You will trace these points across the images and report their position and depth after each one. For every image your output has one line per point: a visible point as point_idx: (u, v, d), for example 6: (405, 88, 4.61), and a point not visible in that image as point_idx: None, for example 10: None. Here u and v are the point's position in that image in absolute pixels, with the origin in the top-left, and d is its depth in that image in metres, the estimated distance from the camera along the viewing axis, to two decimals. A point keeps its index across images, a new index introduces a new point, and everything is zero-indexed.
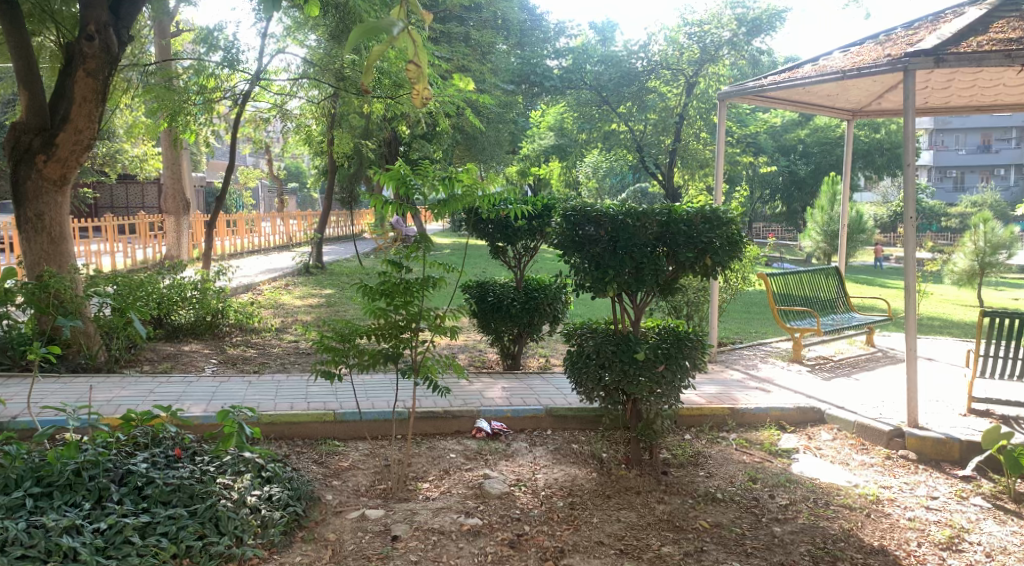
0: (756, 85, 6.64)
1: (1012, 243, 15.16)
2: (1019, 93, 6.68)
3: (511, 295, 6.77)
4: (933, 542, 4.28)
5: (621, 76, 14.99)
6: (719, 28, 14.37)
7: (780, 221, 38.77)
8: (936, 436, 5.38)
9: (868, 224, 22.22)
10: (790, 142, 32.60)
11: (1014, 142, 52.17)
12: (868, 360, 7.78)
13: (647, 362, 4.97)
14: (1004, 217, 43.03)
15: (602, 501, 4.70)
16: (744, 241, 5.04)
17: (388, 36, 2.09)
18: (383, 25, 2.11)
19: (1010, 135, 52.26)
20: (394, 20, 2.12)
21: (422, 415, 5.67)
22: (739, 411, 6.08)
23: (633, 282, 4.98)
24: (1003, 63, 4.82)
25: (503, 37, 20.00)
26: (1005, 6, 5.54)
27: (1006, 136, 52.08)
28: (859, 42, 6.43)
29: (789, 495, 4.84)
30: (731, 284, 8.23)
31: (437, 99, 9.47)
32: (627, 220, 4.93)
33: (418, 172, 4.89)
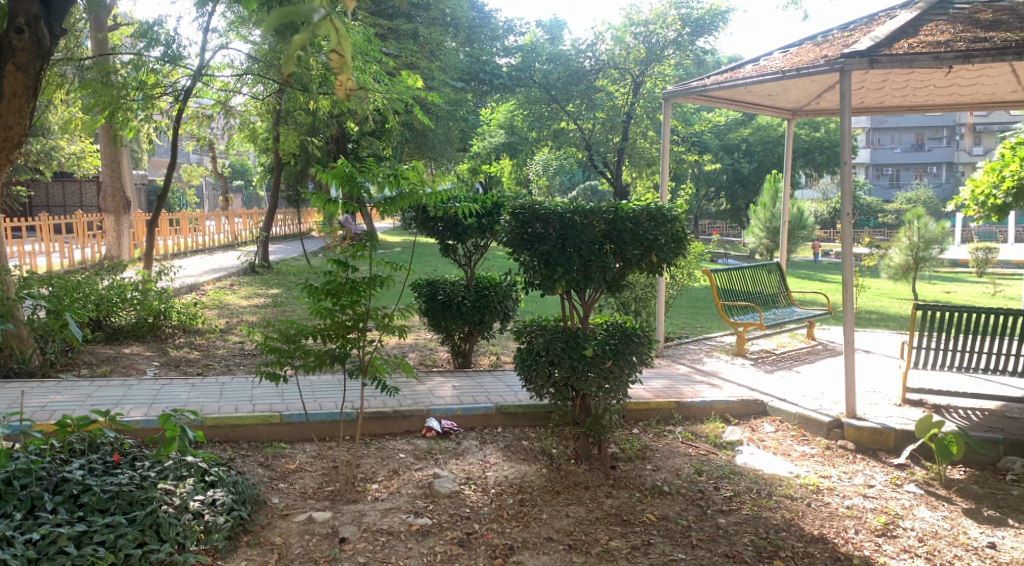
0: (700, 85, 6.74)
1: (944, 238, 15.71)
2: (949, 93, 6.93)
3: (461, 293, 6.75)
4: (870, 528, 4.42)
5: (569, 75, 15.31)
6: (664, 27, 14.42)
7: (725, 218, 39.52)
8: (872, 426, 5.55)
9: (808, 220, 22.78)
10: (733, 141, 33.23)
11: (946, 141, 54.26)
12: (809, 353, 7.99)
13: (595, 358, 5.02)
14: (937, 213, 44.62)
15: (552, 497, 4.73)
16: (688, 238, 5.15)
17: (309, 21, 2.36)
18: (304, 12, 2.37)
19: (942, 134, 54.30)
20: (315, 8, 2.38)
21: (371, 415, 5.63)
22: (686, 405, 6.18)
23: (582, 279, 5.01)
24: (932, 65, 5.01)
25: (452, 34, 19.94)
26: (935, 10, 5.75)
27: (938, 135, 54.21)
28: (798, 43, 6.58)
29: (733, 486, 4.95)
30: (678, 280, 8.37)
31: (383, 96, 9.39)
32: (575, 218, 4.96)
33: (364, 170, 4.85)
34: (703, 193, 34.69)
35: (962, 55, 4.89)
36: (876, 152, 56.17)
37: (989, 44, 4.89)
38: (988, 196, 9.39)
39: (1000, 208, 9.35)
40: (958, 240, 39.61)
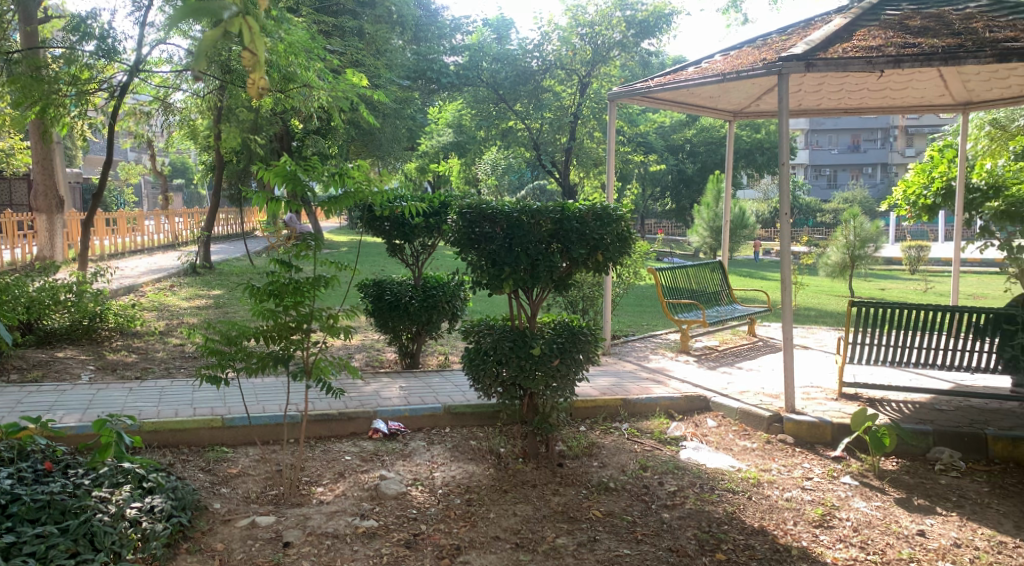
0: (644, 87, 6.83)
1: (878, 237, 16.23)
2: (881, 97, 7.17)
3: (409, 293, 6.71)
4: (807, 520, 4.55)
5: (517, 75, 15.25)
6: (609, 28, 14.52)
7: (671, 218, 40.19)
8: (810, 420, 5.71)
9: (750, 220, 23.32)
10: (677, 142, 33.85)
11: (880, 142, 56.15)
12: (750, 349, 8.18)
13: (542, 356, 5.04)
14: (873, 213, 46.10)
15: (499, 496, 4.75)
16: (634, 238, 5.21)
17: (220, 18, 2.55)
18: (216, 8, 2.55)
19: (877, 136, 56.15)
20: (227, 5, 2.56)
21: (316, 418, 5.56)
22: (631, 401, 6.26)
23: (529, 278, 5.02)
24: (865, 70, 5.17)
25: (399, 32, 19.82)
26: (867, 16, 5.94)
27: (873, 136, 56.14)
28: (739, 45, 6.71)
29: (677, 481, 5.04)
30: (624, 279, 8.47)
31: (327, 94, 9.29)
32: (522, 217, 4.98)
33: (307, 168, 4.77)
34: (648, 194, 35.24)
35: (892, 60, 5.06)
36: (815, 153, 57.71)
37: (918, 50, 5.07)
38: (919, 197, 9.73)
39: (930, 208, 9.68)
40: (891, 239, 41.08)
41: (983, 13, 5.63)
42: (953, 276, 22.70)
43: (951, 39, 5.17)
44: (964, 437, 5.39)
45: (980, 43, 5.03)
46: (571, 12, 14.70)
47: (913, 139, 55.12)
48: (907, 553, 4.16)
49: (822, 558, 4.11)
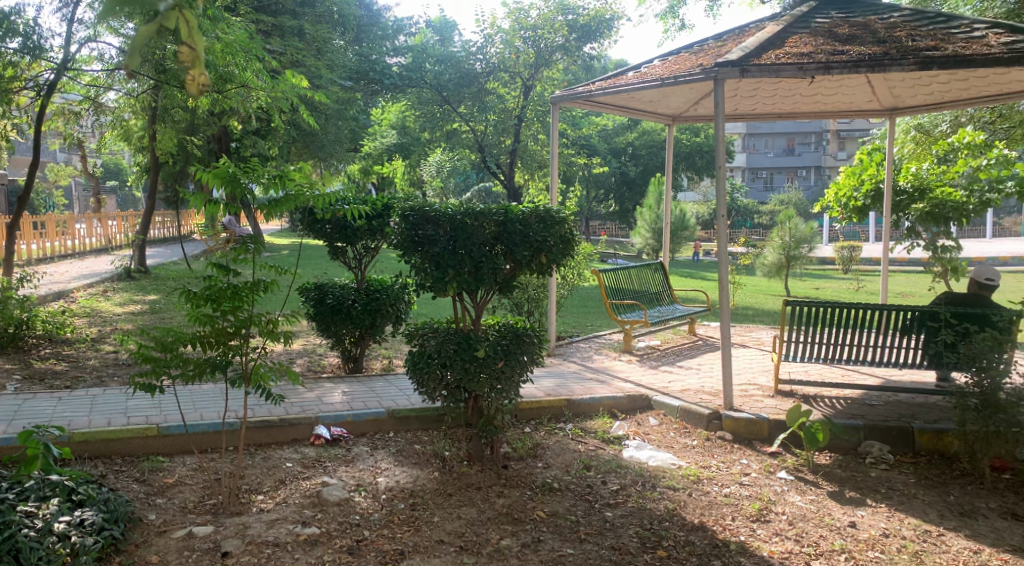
0: (586, 90, 6.89)
1: (812, 238, 16.70)
2: (813, 102, 7.40)
3: (352, 296, 6.63)
4: (745, 515, 4.66)
5: (461, 77, 15.35)
6: (552, 32, 14.58)
7: (614, 219, 40.72)
8: (748, 417, 5.85)
9: (691, 222, 23.80)
10: (620, 145, 34.45)
11: (814, 146, 57.90)
12: (691, 348, 8.34)
13: (486, 359, 5.05)
14: (808, 214, 47.53)
15: (443, 499, 4.73)
16: (577, 240, 5.25)
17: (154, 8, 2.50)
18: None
19: (811, 139, 57.91)
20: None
21: (255, 425, 5.46)
22: (575, 402, 6.31)
23: (472, 281, 5.02)
24: (797, 76, 5.32)
25: (339, 32, 19.63)
26: (798, 24, 6.12)
27: (807, 140, 57.91)
28: (677, 51, 6.84)
29: (619, 479, 5.10)
30: (568, 280, 8.54)
31: (265, 96, 9.16)
32: (465, 220, 4.98)
33: (246, 170, 4.68)
34: (592, 196, 35.62)
35: (822, 67, 5.23)
36: (753, 156, 59.14)
37: (846, 57, 5.25)
38: (849, 199, 10.02)
39: (860, 209, 9.99)
40: (824, 239, 42.50)
41: (906, 22, 5.86)
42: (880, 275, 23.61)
43: (877, 47, 5.37)
44: (892, 430, 5.59)
45: (904, 51, 5.23)
46: (514, 15, 14.71)
47: (844, 143, 57.09)
48: (839, 544, 4.29)
49: (759, 551, 4.21)
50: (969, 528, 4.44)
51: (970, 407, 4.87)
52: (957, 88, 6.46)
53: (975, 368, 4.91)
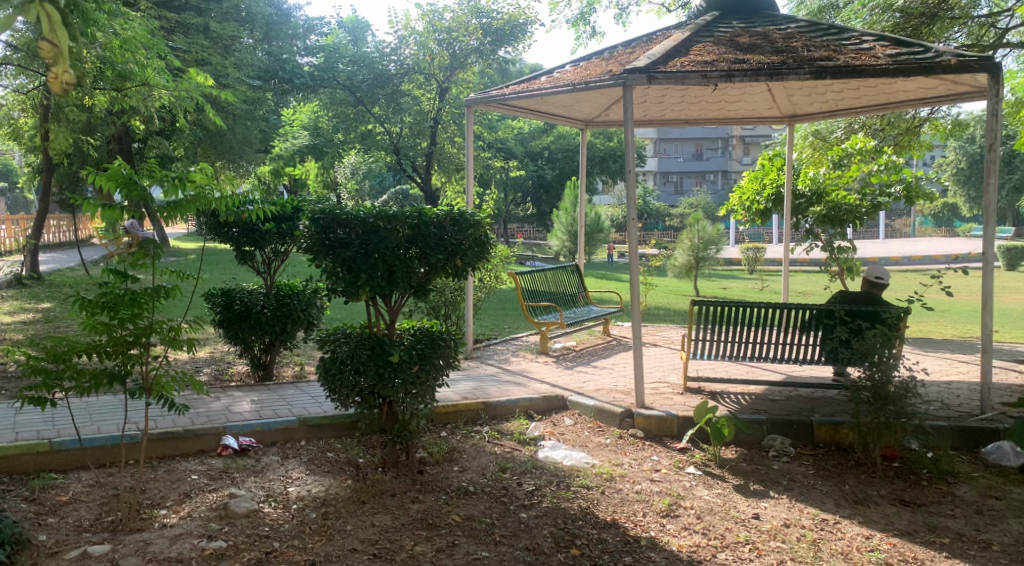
0: (499, 94, 6.94)
1: (720, 239, 17.26)
2: (718, 108, 7.66)
3: (261, 302, 6.46)
4: (655, 510, 4.77)
5: (373, 77, 15.28)
6: (466, 35, 14.61)
7: (531, 221, 41.12)
8: (658, 415, 5.99)
9: (605, 224, 24.28)
10: (536, 148, 34.90)
11: (722, 151, 60.00)
12: (605, 349, 8.50)
13: (401, 364, 5.00)
14: (716, 217, 49.19)
15: (357, 507, 4.66)
16: (491, 242, 5.27)
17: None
18: None
19: (717, 145, 59.97)
20: None
21: (158, 437, 5.24)
22: (491, 405, 6.32)
23: (386, 285, 4.96)
24: (701, 83, 5.49)
25: (248, 30, 19.15)
26: (702, 32, 6.32)
27: (715, 145, 59.99)
28: (588, 57, 6.96)
29: (535, 480, 5.14)
30: (485, 283, 8.56)
31: (167, 95, 8.84)
32: (378, 223, 4.91)
33: (144, 172, 4.45)
34: (508, 199, 35.86)
35: (724, 75, 5.41)
36: (664, 161, 60.66)
37: (746, 66, 5.46)
38: (753, 203, 10.43)
39: (763, 212, 10.41)
40: (730, 241, 44.20)
41: (802, 33, 6.13)
42: (781, 275, 24.70)
43: (775, 57, 5.60)
44: (793, 424, 5.83)
45: (800, 61, 5.47)
46: (428, 18, 14.63)
47: (749, 149, 59.48)
48: (744, 535, 4.44)
49: (668, 546, 4.32)
50: (862, 515, 4.67)
51: (863, 400, 5.12)
52: (849, 97, 6.81)
53: (867, 363, 5.18)
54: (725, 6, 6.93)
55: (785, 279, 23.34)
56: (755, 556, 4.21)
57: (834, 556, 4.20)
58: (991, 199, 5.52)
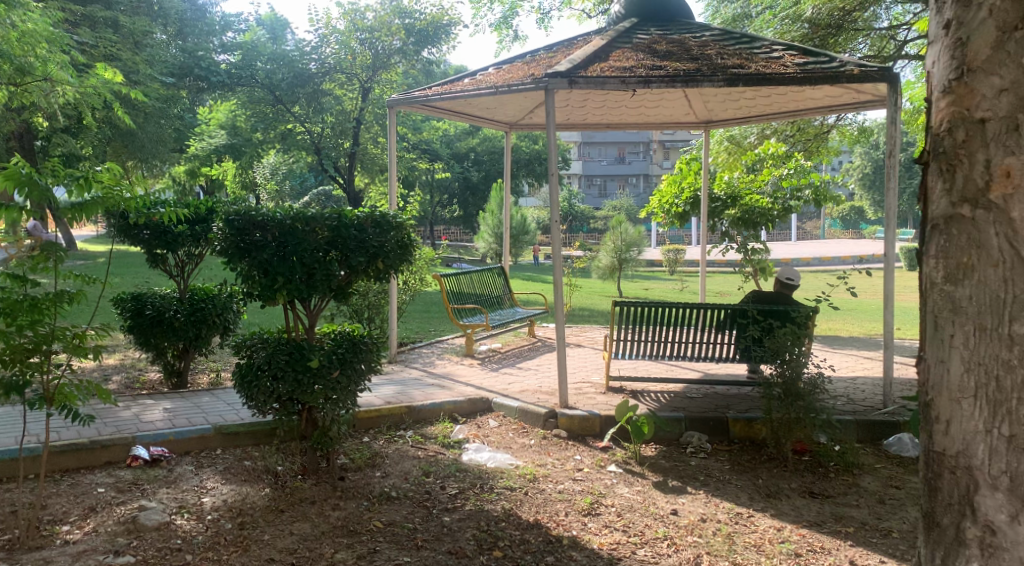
0: (422, 96, 6.89)
1: (642, 241, 17.61)
2: (639, 113, 7.81)
3: (174, 306, 6.25)
4: (577, 509, 4.82)
5: (293, 77, 14.89)
6: (389, 36, 14.65)
7: (456, 223, 41.11)
8: (581, 415, 6.07)
9: (530, 226, 24.49)
10: (461, 150, 34.88)
11: (643, 155, 61.38)
12: (530, 350, 8.55)
13: (320, 369, 4.90)
14: (638, 219, 50.22)
15: (275, 516, 4.54)
16: (414, 245, 5.21)
17: None
18: None
19: (639, 149, 61.32)
20: None
21: (61, 449, 5.00)
22: (415, 409, 6.27)
23: (304, 288, 4.86)
24: (620, 88, 5.58)
25: (159, 25, 18.49)
26: (621, 38, 6.43)
27: (637, 149, 61.36)
28: (511, 60, 7.00)
29: (458, 483, 5.12)
30: (409, 285, 8.50)
31: (70, 92, 8.46)
32: (295, 225, 4.79)
33: (44, 171, 4.23)
34: (434, 201, 35.79)
35: (642, 81, 5.52)
36: (588, 164, 61.58)
37: (663, 72, 5.58)
38: (672, 206, 10.67)
39: (682, 215, 10.66)
40: (652, 243, 45.32)
41: (716, 41, 6.31)
42: (700, 276, 25.40)
43: (691, 64, 5.74)
44: (710, 421, 6.00)
45: (714, 68, 5.63)
46: (350, 17, 14.56)
47: (670, 153, 61.08)
48: (662, 531, 4.53)
49: (590, 544, 4.36)
50: (774, 508, 4.83)
51: (774, 397, 5.32)
52: (762, 104, 7.05)
53: (779, 360, 5.36)
54: (644, 13, 7.08)
55: (702, 280, 24.08)
56: (674, 551, 4.29)
57: (747, 549, 4.32)
58: (892, 203, 5.80)
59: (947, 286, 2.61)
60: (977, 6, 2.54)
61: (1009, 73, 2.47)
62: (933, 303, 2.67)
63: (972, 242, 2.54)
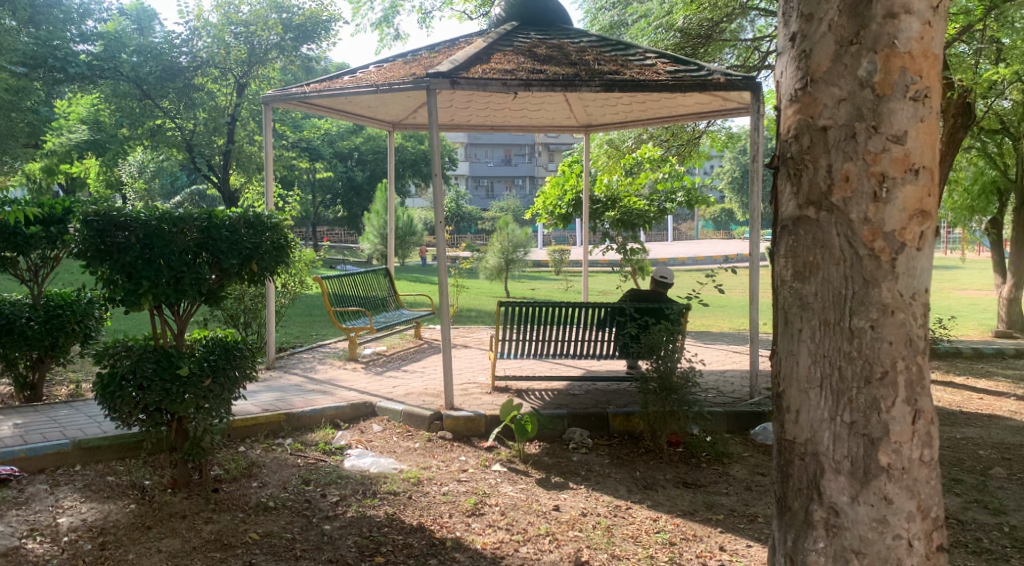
0: (299, 92, 6.67)
1: (528, 242, 17.82)
2: (520, 115, 7.91)
3: (26, 314, 5.83)
4: (461, 510, 4.81)
5: (162, 71, 14.08)
6: (265, 30, 14.63)
7: (341, 224, 40.28)
8: (466, 415, 6.08)
9: (417, 227, 24.36)
10: (345, 149, 34.18)
11: (529, 158, 62.46)
12: (416, 352, 8.50)
13: (191, 377, 4.67)
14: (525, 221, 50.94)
15: (141, 534, 4.29)
16: (290, 246, 5.06)
17: None
18: None
19: (525, 151, 62.36)
20: None
21: None
22: (294, 415, 6.09)
23: (172, 293, 4.58)
24: (501, 90, 5.64)
25: (9, 11, 17.13)
26: (502, 41, 6.50)
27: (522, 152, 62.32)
28: (391, 59, 6.93)
29: (340, 490, 5.01)
30: (289, 288, 8.25)
31: None
32: (162, 225, 4.50)
33: None
34: (317, 201, 34.90)
35: (523, 84, 5.60)
36: (475, 165, 61.87)
37: (544, 75, 5.68)
38: (555, 207, 10.86)
39: (565, 217, 10.88)
40: (539, 244, 46.04)
41: (594, 47, 6.48)
42: (584, 276, 26.01)
43: (570, 69, 5.86)
44: (591, 417, 6.15)
45: (591, 74, 5.77)
46: (223, 10, 14.49)
47: (554, 156, 62.46)
48: (544, 527, 4.59)
49: (473, 545, 4.36)
50: (650, 499, 5.00)
51: (650, 391, 5.50)
52: (637, 109, 7.30)
53: (655, 355, 5.55)
54: (524, 17, 7.18)
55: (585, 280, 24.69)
56: (555, 547, 4.35)
57: (625, 541, 4.45)
58: (757, 205, 6.13)
59: (797, 284, 2.77)
60: (818, 21, 2.71)
61: (846, 85, 2.65)
62: (783, 299, 2.83)
63: (817, 241, 2.71)
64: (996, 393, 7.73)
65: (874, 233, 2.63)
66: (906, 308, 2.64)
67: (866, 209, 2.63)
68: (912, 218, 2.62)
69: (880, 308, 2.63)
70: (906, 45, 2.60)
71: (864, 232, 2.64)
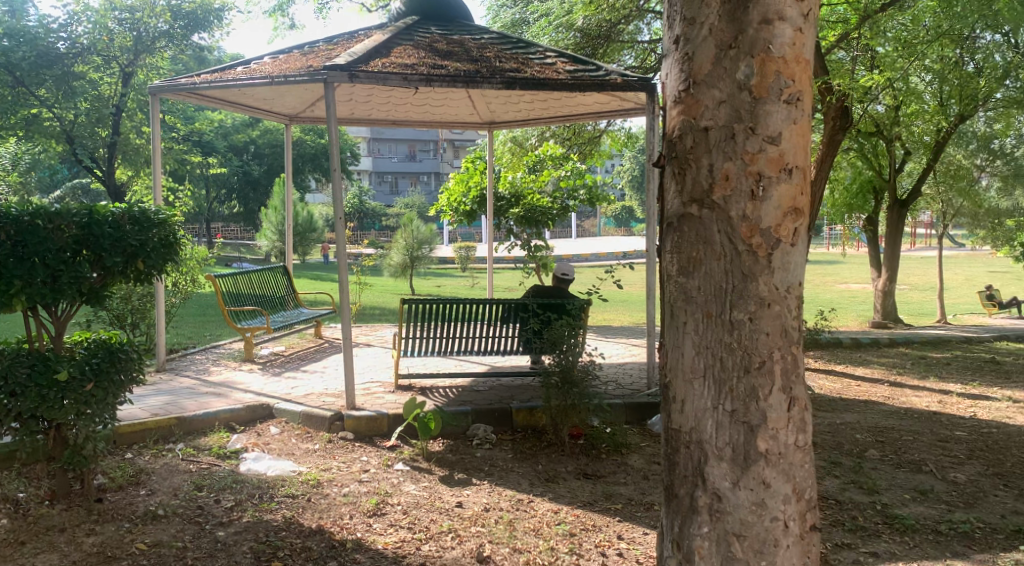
0: (188, 82, 6.39)
1: (432, 239, 17.71)
2: (423, 111, 7.86)
3: None
4: (362, 511, 4.74)
5: (37, 56, 13.21)
6: (152, 17, 14.01)
7: (238, 220, 38.93)
8: (367, 415, 6.00)
9: (319, 223, 23.86)
10: (240, 143, 33.06)
11: (434, 154, 62.24)
12: (316, 352, 8.32)
13: (70, 382, 4.39)
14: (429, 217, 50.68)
15: (14, 550, 4.01)
16: (179, 243, 4.83)
17: None
18: None
19: (430, 147, 62.13)
20: None
21: None
22: (186, 419, 5.85)
23: (48, 293, 4.29)
24: (402, 84, 5.58)
25: None
26: (402, 35, 6.42)
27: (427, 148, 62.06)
28: (287, 49, 6.74)
29: (235, 495, 4.84)
30: (180, 287, 7.92)
31: None
32: (36, 221, 4.20)
33: None
34: (213, 196, 33.63)
35: (424, 78, 5.56)
36: (378, 160, 61.11)
37: (444, 71, 5.65)
38: (460, 204, 10.83)
39: (469, 214, 10.88)
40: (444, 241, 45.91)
41: (494, 45, 6.51)
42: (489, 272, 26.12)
43: (470, 65, 5.87)
44: (495, 412, 6.18)
45: (492, 71, 5.79)
46: None
47: (459, 152, 62.46)
48: (447, 524, 4.58)
49: (374, 545, 4.30)
50: (551, 491, 5.07)
51: (553, 385, 5.57)
52: (538, 107, 7.38)
53: (558, 350, 5.64)
54: (424, 12, 7.13)
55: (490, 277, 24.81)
56: (457, 543, 4.35)
57: (527, 534, 4.49)
58: (653, 202, 6.30)
59: (681, 279, 2.87)
60: (699, 25, 2.81)
61: (726, 87, 2.76)
62: (669, 293, 2.93)
63: (700, 238, 2.81)
64: (871, 380, 8.24)
65: (752, 229, 2.75)
66: (781, 301, 2.77)
67: (745, 208, 2.75)
68: (786, 215, 2.76)
69: (758, 301, 2.75)
70: (780, 50, 2.73)
71: (743, 229, 2.75)
